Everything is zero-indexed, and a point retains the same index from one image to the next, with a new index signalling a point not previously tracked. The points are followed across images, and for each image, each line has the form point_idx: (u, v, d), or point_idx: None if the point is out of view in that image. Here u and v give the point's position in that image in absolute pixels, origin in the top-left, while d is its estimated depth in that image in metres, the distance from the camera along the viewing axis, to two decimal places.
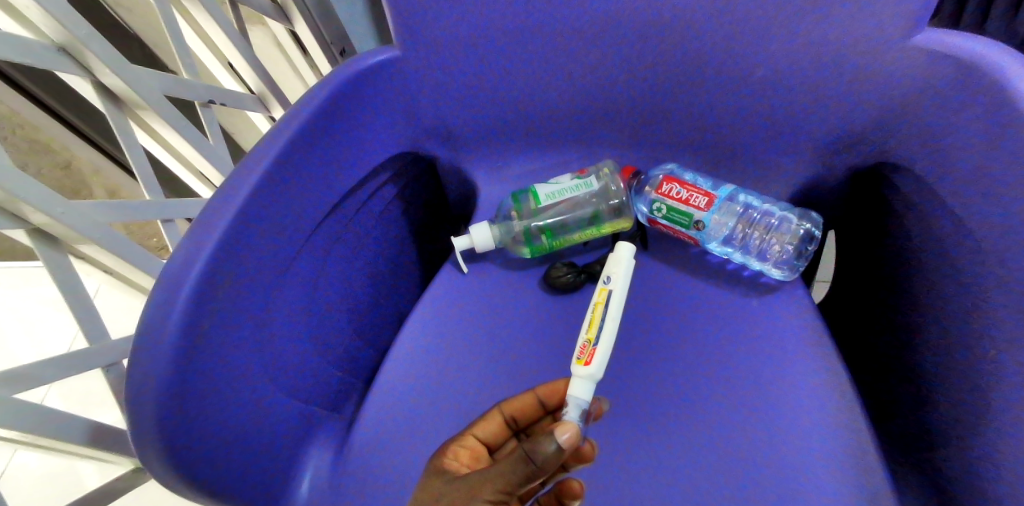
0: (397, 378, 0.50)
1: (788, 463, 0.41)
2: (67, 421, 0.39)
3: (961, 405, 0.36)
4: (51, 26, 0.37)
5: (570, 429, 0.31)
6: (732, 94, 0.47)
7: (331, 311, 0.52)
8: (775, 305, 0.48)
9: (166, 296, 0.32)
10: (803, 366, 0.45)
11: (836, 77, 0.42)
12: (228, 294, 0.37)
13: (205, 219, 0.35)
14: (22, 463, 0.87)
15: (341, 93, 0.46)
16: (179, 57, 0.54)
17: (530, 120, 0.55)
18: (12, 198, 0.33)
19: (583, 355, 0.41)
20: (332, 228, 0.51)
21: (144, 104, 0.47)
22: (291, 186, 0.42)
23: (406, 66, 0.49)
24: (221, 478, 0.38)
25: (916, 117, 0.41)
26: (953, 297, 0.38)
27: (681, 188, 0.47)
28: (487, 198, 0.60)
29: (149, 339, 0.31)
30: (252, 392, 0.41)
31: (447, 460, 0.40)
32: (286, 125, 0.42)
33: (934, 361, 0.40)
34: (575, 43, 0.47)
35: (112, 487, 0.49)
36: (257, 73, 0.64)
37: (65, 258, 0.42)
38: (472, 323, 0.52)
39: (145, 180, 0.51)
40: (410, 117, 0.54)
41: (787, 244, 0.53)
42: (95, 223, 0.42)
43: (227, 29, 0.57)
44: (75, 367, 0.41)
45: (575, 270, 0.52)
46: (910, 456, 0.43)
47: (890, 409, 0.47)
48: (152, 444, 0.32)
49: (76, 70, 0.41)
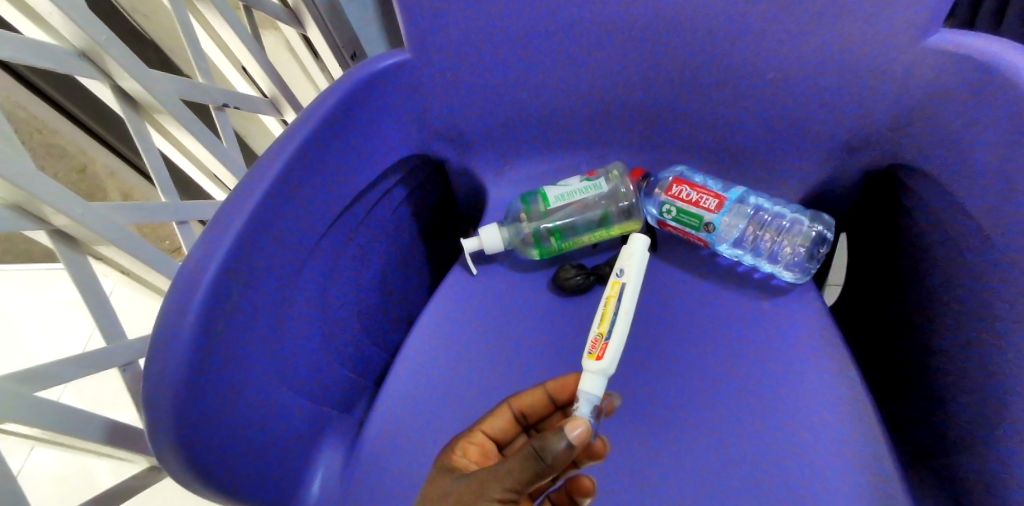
0: (408, 378, 0.50)
1: (803, 465, 0.40)
2: (85, 419, 0.39)
3: (976, 409, 0.36)
4: (71, 31, 0.38)
5: (581, 425, 0.31)
6: (742, 94, 0.47)
7: (342, 311, 0.53)
8: (787, 307, 0.48)
9: (182, 294, 0.32)
10: (816, 369, 0.44)
11: (848, 77, 0.42)
12: (242, 294, 0.37)
13: (221, 218, 0.36)
14: (37, 463, 0.88)
15: (353, 95, 0.47)
16: (194, 61, 0.55)
17: (539, 122, 0.55)
18: (32, 199, 0.34)
19: (595, 349, 0.41)
20: (344, 229, 0.51)
21: (161, 108, 0.48)
22: (303, 188, 0.43)
23: (415, 69, 0.50)
24: (234, 477, 0.38)
25: (929, 117, 0.41)
26: (968, 298, 0.38)
27: (691, 190, 0.47)
28: (497, 200, 0.60)
29: (167, 336, 0.32)
30: (265, 392, 0.41)
31: (455, 457, 0.39)
32: (299, 127, 0.42)
33: (949, 364, 0.40)
34: (583, 46, 0.48)
35: (127, 486, 0.50)
36: (270, 77, 0.65)
37: (84, 258, 0.43)
38: (482, 323, 0.52)
39: (161, 183, 0.51)
40: (421, 121, 0.54)
41: (798, 246, 0.52)
42: (114, 224, 0.42)
43: (242, 34, 0.58)
44: (93, 365, 0.42)
45: (584, 272, 0.52)
46: (924, 460, 0.42)
47: (904, 414, 0.46)
48: (169, 442, 0.32)
49: (96, 74, 0.42)
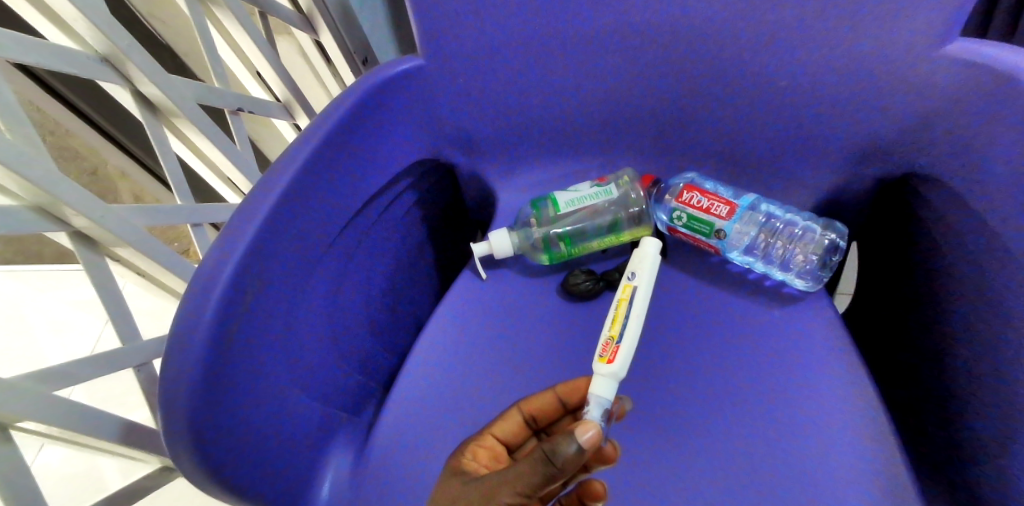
0: (417, 381, 0.50)
1: (816, 473, 0.40)
2: (102, 419, 0.40)
3: (993, 419, 0.35)
4: (95, 38, 0.39)
5: (592, 428, 0.31)
6: (753, 101, 0.47)
7: (353, 313, 0.53)
8: (800, 315, 0.48)
9: (200, 293, 0.33)
10: (830, 378, 0.44)
11: (861, 85, 0.42)
12: (256, 296, 0.37)
13: (239, 219, 0.37)
14: (45, 463, 0.89)
15: (367, 100, 0.47)
16: (211, 66, 0.56)
17: (550, 127, 0.55)
18: (54, 200, 0.35)
19: (605, 353, 0.41)
20: (356, 232, 0.52)
21: (179, 112, 0.49)
22: (317, 191, 0.43)
23: (428, 74, 0.50)
24: (247, 478, 0.38)
25: (944, 127, 0.41)
26: (982, 308, 0.38)
27: (702, 197, 0.47)
28: (507, 205, 0.60)
29: (183, 335, 0.32)
30: (277, 394, 0.41)
31: (465, 461, 0.40)
32: (314, 131, 0.43)
33: (963, 374, 0.39)
34: (595, 52, 0.48)
35: (140, 486, 0.50)
36: (284, 81, 0.66)
37: (101, 259, 0.43)
38: (492, 327, 0.52)
39: (178, 187, 0.52)
40: (433, 126, 0.55)
41: (811, 254, 0.52)
42: (131, 226, 0.43)
43: (258, 39, 0.59)
44: (109, 365, 0.42)
45: (594, 278, 0.52)
46: (939, 470, 0.42)
47: (918, 423, 0.46)
48: (183, 442, 0.33)
49: (117, 79, 0.43)
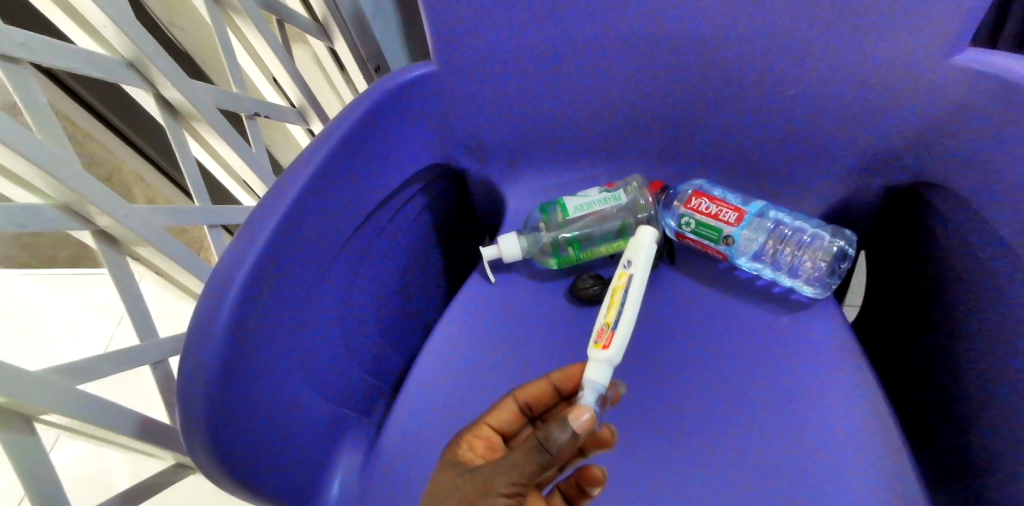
0: (426, 383, 0.51)
1: (825, 480, 0.40)
2: (120, 414, 0.40)
3: (1004, 427, 0.35)
4: (122, 43, 0.40)
5: (586, 412, 0.31)
6: (761, 108, 0.48)
7: (364, 314, 0.54)
8: (809, 322, 0.48)
9: (217, 290, 0.34)
10: (838, 386, 0.44)
11: (868, 93, 0.42)
12: (270, 295, 0.38)
13: (256, 219, 0.37)
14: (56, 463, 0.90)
15: (380, 105, 0.48)
16: (230, 72, 0.57)
17: (559, 133, 0.56)
18: (79, 198, 0.36)
19: (601, 337, 0.39)
20: (367, 235, 0.52)
21: (198, 116, 0.50)
22: (330, 193, 0.44)
23: (440, 80, 0.51)
24: (260, 474, 0.39)
25: (952, 135, 0.41)
26: (992, 316, 0.38)
27: (710, 203, 0.47)
28: (516, 210, 0.61)
29: (201, 331, 0.33)
30: (290, 392, 0.42)
31: (461, 450, 0.40)
32: (329, 135, 0.44)
33: (973, 383, 0.39)
34: (603, 60, 0.49)
35: (156, 481, 0.51)
36: (299, 87, 0.67)
37: (122, 258, 0.44)
38: (500, 331, 0.53)
39: (195, 189, 0.53)
40: (445, 131, 0.56)
41: (820, 261, 0.52)
42: (152, 226, 0.44)
43: (274, 46, 0.61)
44: (127, 362, 0.43)
45: (602, 283, 0.53)
46: (950, 480, 0.41)
47: (929, 432, 0.45)
48: (199, 437, 0.33)
49: (141, 83, 0.44)
